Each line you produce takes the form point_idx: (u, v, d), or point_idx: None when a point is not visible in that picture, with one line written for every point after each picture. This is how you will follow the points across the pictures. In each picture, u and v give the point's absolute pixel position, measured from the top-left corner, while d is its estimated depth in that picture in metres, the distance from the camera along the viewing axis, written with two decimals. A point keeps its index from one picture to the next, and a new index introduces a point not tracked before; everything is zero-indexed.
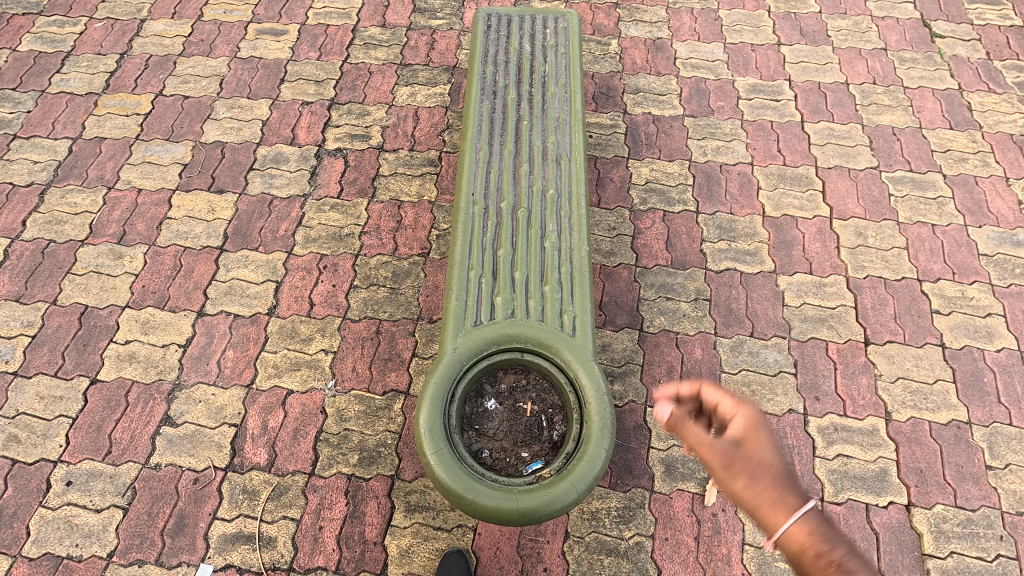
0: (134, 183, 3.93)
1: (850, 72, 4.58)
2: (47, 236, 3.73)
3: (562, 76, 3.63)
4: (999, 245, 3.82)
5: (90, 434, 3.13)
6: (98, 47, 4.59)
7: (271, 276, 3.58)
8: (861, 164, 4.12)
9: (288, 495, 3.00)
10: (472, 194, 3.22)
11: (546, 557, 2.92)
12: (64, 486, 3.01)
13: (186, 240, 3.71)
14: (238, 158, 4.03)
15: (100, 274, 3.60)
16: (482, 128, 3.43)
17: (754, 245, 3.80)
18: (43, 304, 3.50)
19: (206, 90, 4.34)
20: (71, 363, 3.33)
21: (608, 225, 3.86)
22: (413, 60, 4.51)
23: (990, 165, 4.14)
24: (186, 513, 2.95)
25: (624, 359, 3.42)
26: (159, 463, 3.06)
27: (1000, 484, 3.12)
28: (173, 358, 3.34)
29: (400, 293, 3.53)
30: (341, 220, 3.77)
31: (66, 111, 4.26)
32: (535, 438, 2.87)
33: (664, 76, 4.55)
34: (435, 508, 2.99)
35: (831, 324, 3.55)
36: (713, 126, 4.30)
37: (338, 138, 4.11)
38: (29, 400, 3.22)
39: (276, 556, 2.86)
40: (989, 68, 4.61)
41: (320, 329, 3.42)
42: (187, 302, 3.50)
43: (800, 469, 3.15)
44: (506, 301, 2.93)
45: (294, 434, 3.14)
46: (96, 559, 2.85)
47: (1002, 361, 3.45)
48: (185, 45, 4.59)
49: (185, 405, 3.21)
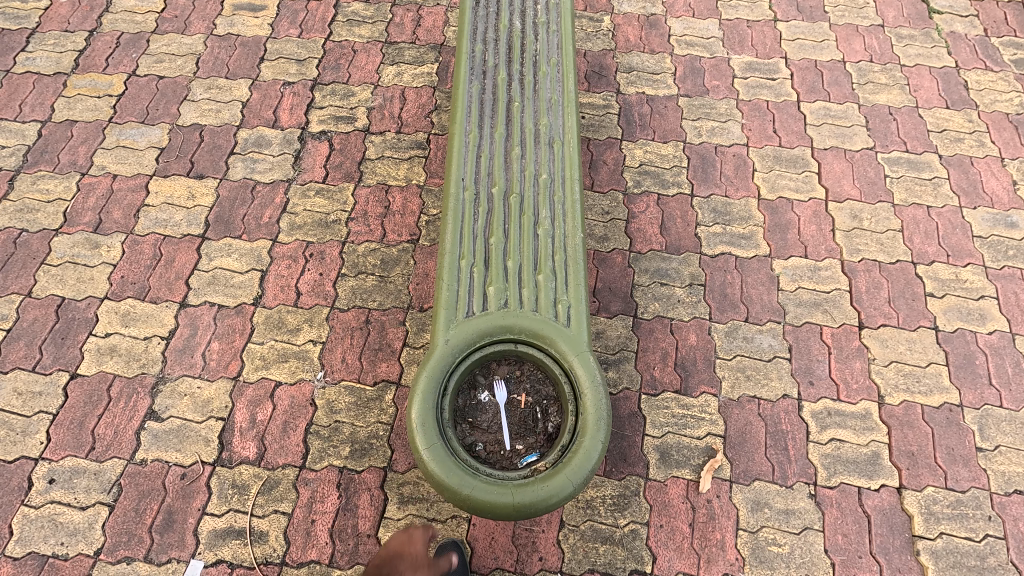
0: (109, 169, 3.78)
1: (847, 50, 4.49)
2: (19, 225, 3.58)
3: (555, 54, 3.51)
4: (993, 226, 3.80)
5: (72, 430, 3.04)
6: (65, 24, 4.38)
7: (255, 264, 3.48)
8: (857, 145, 4.06)
9: (278, 489, 2.94)
10: (462, 180, 3.12)
11: (541, 546, 2.90)
12: (47, 484, 2.93)
13: (165, 228, 3.58)
14: (217, 142, 3.88)
15: (76, 264, 3.47)
16: (472, 109, 3.31)
17: (750, 229, 3.74)
18: (18, 296, 3.38)
19: (182, 69, 4.16)
20: (50, 357, 3.22)
21: (601, 209, 3.78)
22: (399, 37, 4.35)
23: (986, 145, 4.10)
24: (174, 509, 2.89)
25: (618, 346, 3.37)
26: (145, 459, 2.99)
27: (989, 465, 3.14)
28: (155, 351, 3.24)
29: (389, 282, 3.44)
30: (327, 206, 3.66)
31: (33, 93, 4.07)
32: (530, 431, 2.81)
33: (658, 55, 4.43)
34: (429, 499, 2.95)
35: (826, 308, 3.52)
36: (707, 106, 4.20)
37: (323, 120, 3.97)
38: (7, 396, 3.12)
39: (268, 551, 2.82)
40: (986, 46, 4.55)
41: (308, 319, 3.33)
42: (169, 293, 3.39)
43: (794, 454, 3.14)
44: (498, 291, 2.86)
45: (283, 427, 3.07)
46: (83, 557, 2.79)
47: (994, 343, 3.45)
48: (158, 21, 4.39)
49: (170, 399, 3.13)
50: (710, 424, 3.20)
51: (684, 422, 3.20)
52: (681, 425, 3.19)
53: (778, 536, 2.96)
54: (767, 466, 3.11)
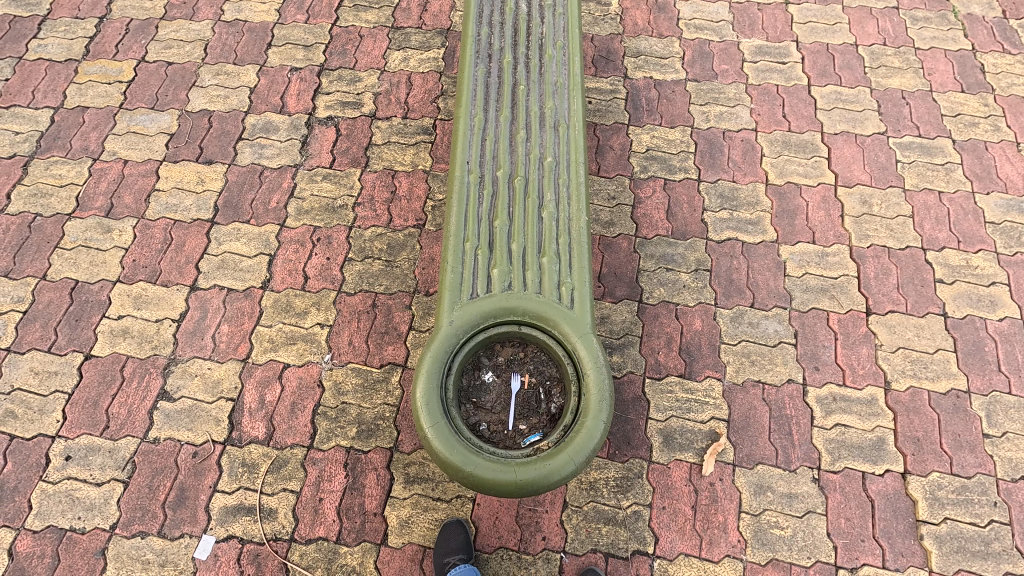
0: (120, 154, 3.83)
1: (860, 33, 4.42)
2: (33, 210, 3.66)
3: (561, 37, 3.50)
4: (1006, 212, 3.75)
5: (87, 409, 3.12)
6: (75, 11, 4.42)
7: (263, 249, 3.52)
8: (868, 130, 4.02)
9: (287, 468, 3.00)
10: (467, 163, 3.13)
11: (544, 526, 2.94)
12: (64, 460, 3.01)
13: (175, 213, 3.64)
14: (226, 127, 3.92)
15: (89, 248, 3.54)
16: (477, 93, 3.32)
17: (757, 214, 3.73)
18: (34, 279, 3.45)
19: (190, 55, 4.20)
20: (64, 339, 3.29)
21: (607, 194, 3.78)
22: (405, 23, 4.35)
23: (1001, 130, 4.04)
24: (186, 486, 2.96)
25: (623, 331, 3.38)
26: (157, 438, 3.06)
27: (996, 451, 3.13)
28: (167, 333, 3.30)
29: (395, 266, 3.47)
30: (334, 191, 3.69)
31: (45, 79, 4.13)
32: (533, 411, 2.85)
33: (666, 39, 4.39)
34: (434, 479, 2.99)
35: (833, 294, 3.50)
36: (716, 91, 4.17)
37: (329, 105, 3.99)
38: (25, 375, 3.21)
39: (277, 527, 2.89)
40: (1004, 28, 4.46)
41: (315, 303, 3.37)
42: (179, 276, 3.45)
43: (798, 438, 3.15)
44: (502, 273, 2.88)
45: (291, 408, 3.12)
46: (99, 531, 2.87)
47: (1005, 330, 3.42)
48: (166, 8, 4.42)
49: (181, 379, 3.19)
50: (714, 408, 3.21)
51: (688, 406, 3.21)
52: (685, 409, 3.20)
53: (780, 520, 2.98)
54: (771, 450, 3.12)
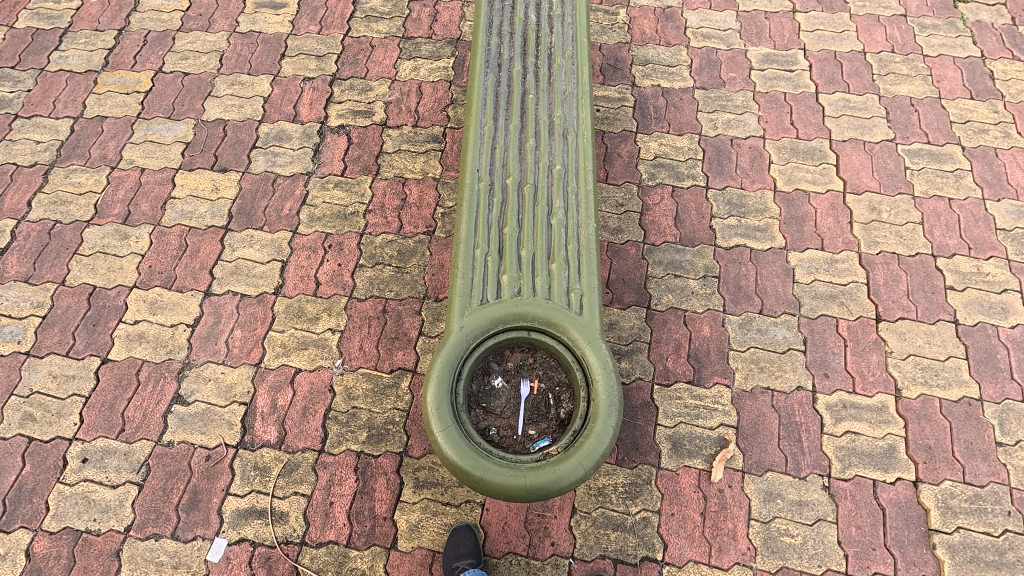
0: (137, 163, 3.91)
1: (868, 40, 4.43)
2: (53, 217, 3.74)
3: (570, 47, 3.54)
4: (1018, 219, 3.74)
5: (103, 412, 3.18)
6: (95, 23, 4.52)
7: (276, 255, 3.58)
8: (877, 137, 4.02)
9: (298, 472, 3.03)
10: (477, 171, 3.17)
11: (553, 531, 2.95)
12: (80, 463, 3.06)
13: (190, 220, 3.70)
14: (240, 136, 3.99)
15: (106, 254, 3.61)
16: (487, 103, 3.36)
17: (765, 221, 3.73)
18: (52, 284, 3.53)
19: (206, 66, 4.28)
20: (82, 343, 3.36)
21: (616, 201, 3.81)
22: (415, 32, 4.41)
23: (1012, 136, 4.02)
24: (199, 489, 3.00)
25: (631, 337, 3.40)
26: (171, 441, 3.11)
27: (1010, 460, 3.11)
28: (181, 338, 3.36)
29: (405, 272, 3.51)
30: (345, 199, 3.74)
31: (66, 89, 4.22)
32: (543, 416, 2.87)
33: (673, 47, 4.42)
34: (444, 484, 3.01)
35: (842, 301, 3.50)
36: (724, 99, 4.19)
37: (341, 114, 4.05)
38: (43, 379, 3.27)
39: (289, 531, 2.92)
40: (1014, 34, 4.46)
41: (327, 309, 3.42)
42: (193, 282, 3.51)
43: (807, 446, 3.14)
44: (512, 279, 2.91)
45: (302, 412, 3.16)
46: (114, 533, 2.92)
47: (1017, 337, 3.40)
48: (183, 20, 4.51)
49: (196, 383, 3.24)
50: (722, 415, 3.21)
51: (696, 412, 3.21)
52: (693, 415, 3.21)
53: (791, 527, 2.97)
54: (780, 457, 3.11)
